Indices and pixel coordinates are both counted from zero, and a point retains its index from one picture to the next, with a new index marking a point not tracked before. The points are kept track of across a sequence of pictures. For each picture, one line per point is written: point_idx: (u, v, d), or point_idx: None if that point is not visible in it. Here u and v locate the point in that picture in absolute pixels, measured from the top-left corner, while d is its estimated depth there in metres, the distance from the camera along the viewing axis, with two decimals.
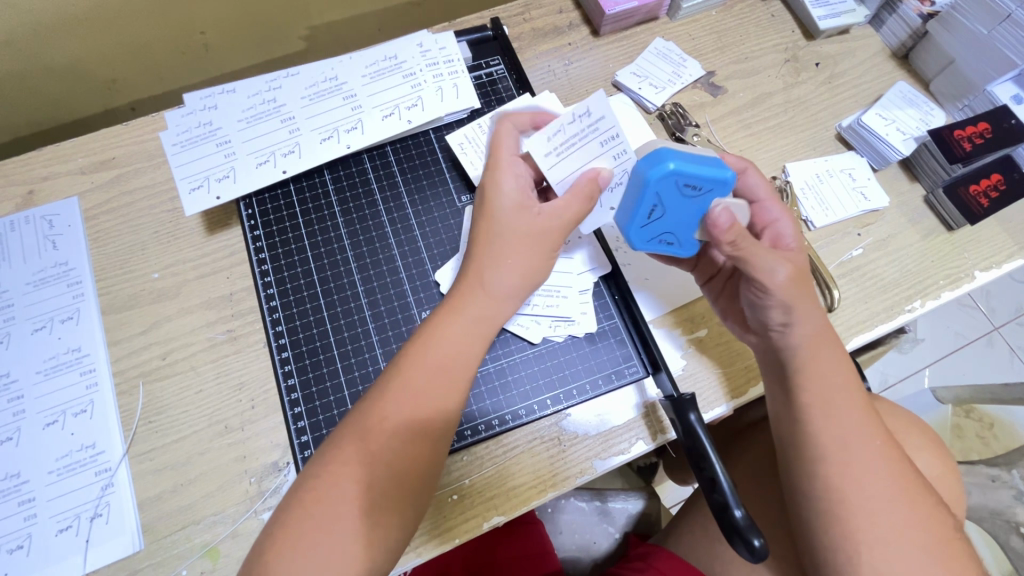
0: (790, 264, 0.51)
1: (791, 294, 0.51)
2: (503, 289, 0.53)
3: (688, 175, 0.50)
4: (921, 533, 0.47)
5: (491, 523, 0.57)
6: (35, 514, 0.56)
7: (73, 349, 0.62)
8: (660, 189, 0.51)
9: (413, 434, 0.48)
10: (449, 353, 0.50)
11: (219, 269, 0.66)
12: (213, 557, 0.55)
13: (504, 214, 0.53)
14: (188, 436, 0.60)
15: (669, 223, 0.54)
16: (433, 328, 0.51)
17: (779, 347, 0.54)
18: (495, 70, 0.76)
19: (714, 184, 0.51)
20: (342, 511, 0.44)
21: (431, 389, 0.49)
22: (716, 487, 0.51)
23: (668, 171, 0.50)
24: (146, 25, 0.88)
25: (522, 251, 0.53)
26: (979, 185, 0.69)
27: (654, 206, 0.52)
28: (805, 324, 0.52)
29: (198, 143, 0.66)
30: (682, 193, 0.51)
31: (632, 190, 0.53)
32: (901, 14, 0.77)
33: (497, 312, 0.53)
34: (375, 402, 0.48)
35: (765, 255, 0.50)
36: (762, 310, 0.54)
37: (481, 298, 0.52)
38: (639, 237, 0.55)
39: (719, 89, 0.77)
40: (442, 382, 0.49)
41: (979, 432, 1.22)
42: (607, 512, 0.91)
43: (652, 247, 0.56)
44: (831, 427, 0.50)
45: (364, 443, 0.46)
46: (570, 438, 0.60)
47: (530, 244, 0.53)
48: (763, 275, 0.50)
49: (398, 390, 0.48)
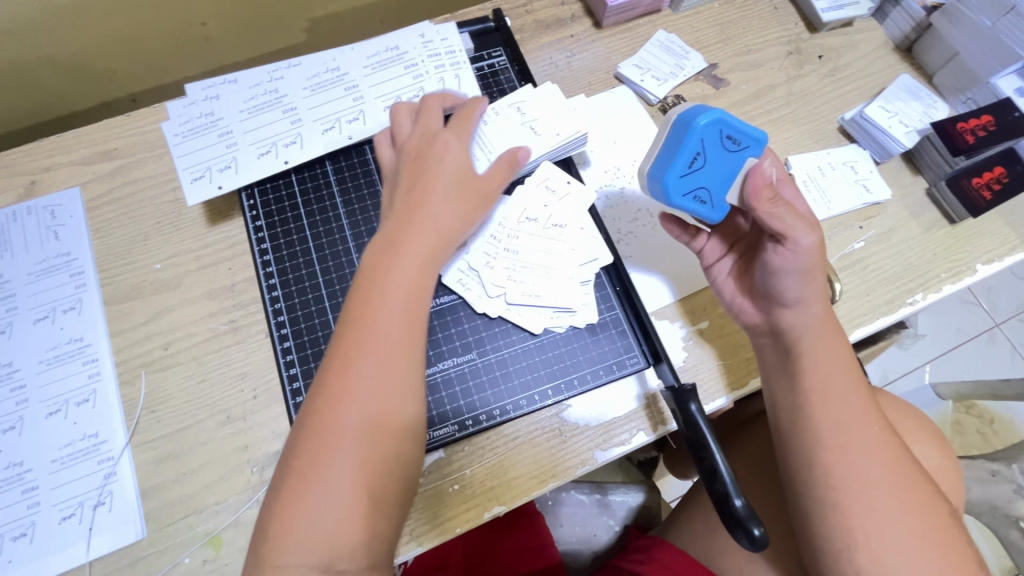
0: (819, 232, 0.50)
1: (811, 259, 0.51)
2: (441, 221, 0.55)
3: (733, 128, 0.52)
4: (920, 521, 0.47)
5: (491, 513, 0.57)
6: (38, 502, 0.57)
7: (76, 339, 0.62)
8: (705, 136, 0.52)
9: (382, 376, 0.48)
10: (399, 287, 0.51)
11: (220, 260, 0.66)
12: (215, 546, 0.56)
13: (435, 156, 0.57)
14: (191, 426, 0.60)
15: (707, 178, 0.55)
16: (381, 269, 0.51)
17: (790, 326, 0.53)
18: (497, 61, 0.76)
19: (751, 143, 0.54)
20: (342, 467, 0.45)
21: (385, 326, 0.49)
22: (716, 476, 0.51)
23: (715, 117, 0.52)
24: (147, 14, 0.87)
25: (451, 187, 0.56)
26: (982, 177, 0.69)
27: (696, 154, 0.53)
28: (814, 304, 0.53)
29: (200, 133, 0.66)
30: (723, 145, 0.53)
31: (672, 138, 0.54)
32: (905, 7, 0.77)
33: (438, 246, 0.54)
34: (344, 365, 0.47)
35: (797, 218, 0.50)
36: (780, 282, 0.53)
37: (420, 235, 0.53)
38: (677, 188, 0.55)
39: (721, 81, 0.77)
40: (401, 312, 0.50)
41: (979, 428, 1.23)
42: (608, 504, 0.92)
43: (685, 203, 0.56)
44: (831, 412, 0.50)
45: (355, 404, 0.46)
46: (571, 429, 0.61)
47: (457, 179, 0.57)
48: (794, 235, 0.50)
49: (362, 336, 0.48)
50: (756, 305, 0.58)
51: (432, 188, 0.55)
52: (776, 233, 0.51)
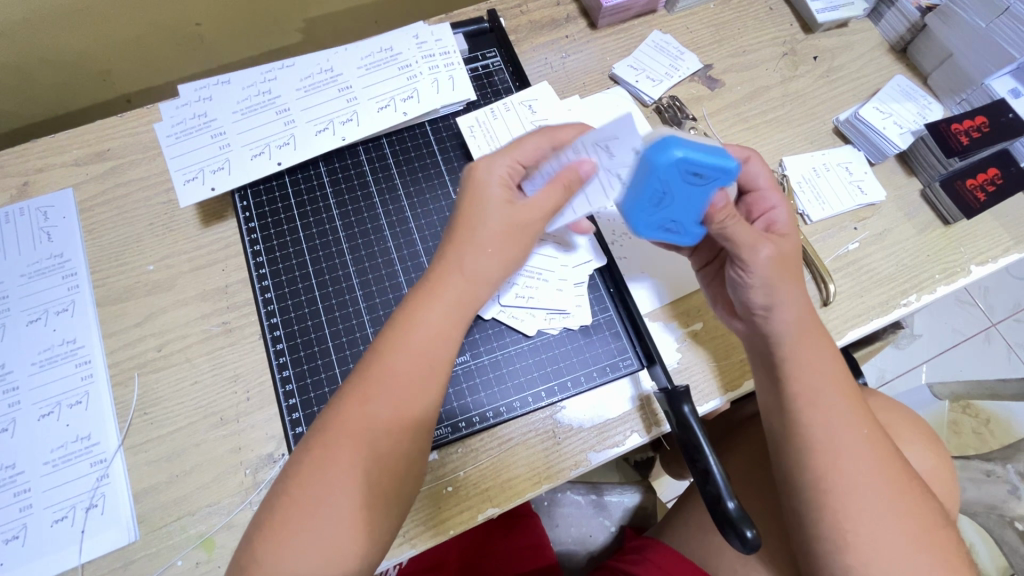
0: (772, 246, 0.51)
1: (771, 274, 0.51)
2: (481, 273, 0.52)
3: (695, 163, 0.48)
4: (908, 522, 0.47)
5: (484, 515, 0.57)
6: (30, 505, 0.57)
7: (68, 340, 0.62)
8: (666, 176, 0.49)
9: (398, 420, 0.47)
10: (422, 334, 0.49)
11: (214, 262, 0.66)
12: (208, 548, 0.56)
13: (487, 196, 0.53)
14: (183, 428, 0.60)
15: (673, 211, 0.52)
16: (414, 314, 0.50)
17: (763, 332, 0.53)
18: (491, 63, 0.76)
19: (719, 174, 0.48)
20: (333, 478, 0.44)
21: (405, 376, 0.48)
22: (709, 478, 0.51)
23: (674, 157, 0.47)
24: (143, 15, 0.87)
25: (501, 235, 0.52)
26: (976, 179, 0.69)
27: (659, 192, 0.50)
28: (786, 310, 0.52)
29: (192, 135, 0.66)
30: (687, 181, 0.49)
31: (636, 174, 0.51)
32: (899, 8, 0.77)
33: (475, 296, 0.52)
34: (361, 401, 0.46)
35: (748, 236, 0.51)
36: (745, 295, 0.54)
37: (458, 280, 0.51)
38: (642, 222, 0.54)
39: (717, 82, 0.77)
40: (426, 362, 0.49)
41: (976, 428, 1.23)
42: (604, 505, 0.92)
43: (655, 234, 0.55)
44: (817, 415, 0.50)
45: (360, 443, 0.45)
46: (565, 430, 0.61)
47: (505, 223, 0.52)
48: (744, 253, 0.51)
49: (379, 381, 0.47)
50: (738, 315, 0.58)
51: (472, 231, 0.52)
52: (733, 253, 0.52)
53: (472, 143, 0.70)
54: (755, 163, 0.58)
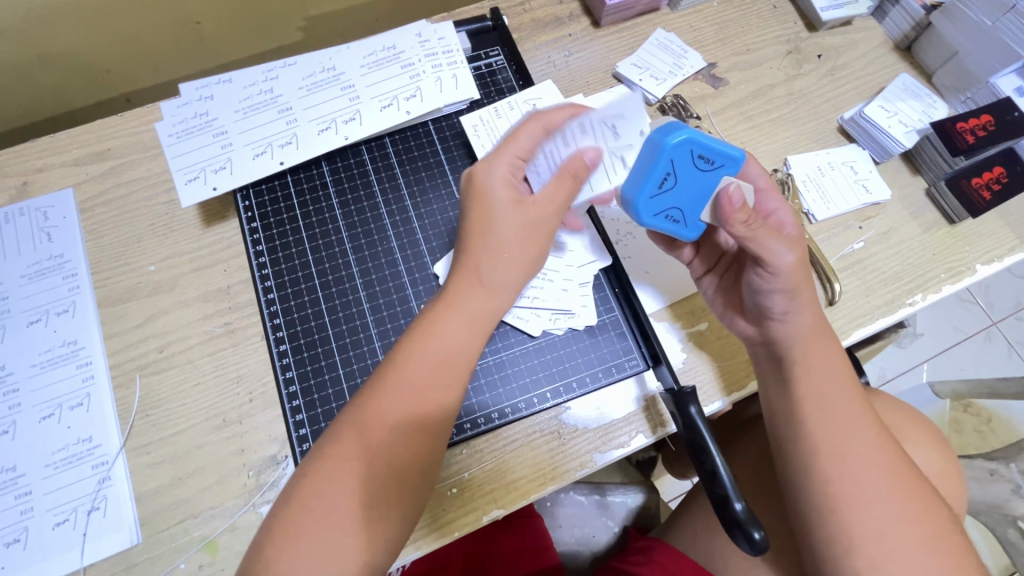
0: (797, 251, 0.50)
1: (796, 279, 0.50)
2: (502, 283, 0.52)
3: (704, 146, 0.50)
4: (916, 525, 0.47)
5: (490, 517, 0.57)
6: (31, 507, 0.56)
7: (69, 341, 0.62)
8: (675, 156, 0.50)
9: (414, 428, 0.47)
10: (448, 345, 0.49)
11: (216, 262, 0.65)
12: (212, 551, 0.55)
13: (500, 205, 0.53)
14: (186, 430, 0.59)
15: (679, 198, 0.53)
16: (432, 323, 0.50)
17: (779, 338, 0.53)
18: (494, 61, 0.76)
19: (727, 161, 0.51)
20: (339, 480, 0.44)
21: (427, 382, 0.48)
22: (716, 480, 0.51)
23: (685, 137, 0.49)
24: (143, 13, 0.87)
25: (519, 244, 0.53)
26: (982, 177, 0.69)
27: (666, 175, 0.51)
28: (804, 313, 0.52)
29: (194, 134, 0.66)
30: (694, 165, 0.51)
31: (642, 158, 0.52)
32: (904, 6, 0.77)
33: (495, 305, 0.52)
34: (378, 398, 0.47)
35: (775, 240, 0.49)
36: (765, 300, 0.53)
37: (478, 290, 0.52)
38: (647, 210, 0.54)
39: (721, 81, 0.77)
40: (444, 372, 0.49)
41: (977, 426, 1.24)
42: (607, 505, 0.91)
43: (658, 222, 0.55)
44: (823, 416, 0.50)
45: (371, 442, 0.45)
46: (570, 431, 0.60)
47: (524, 233, 0.53)
48: (773, 260, 0.49)
49: (398, 384, 0.47)
50: (747, 317, 0.57)
51: (489, 240, 0.52)
52: (757, 256, 0.50)
53: (476, 142, 0.69)
54: (754, 164, 0.57)
